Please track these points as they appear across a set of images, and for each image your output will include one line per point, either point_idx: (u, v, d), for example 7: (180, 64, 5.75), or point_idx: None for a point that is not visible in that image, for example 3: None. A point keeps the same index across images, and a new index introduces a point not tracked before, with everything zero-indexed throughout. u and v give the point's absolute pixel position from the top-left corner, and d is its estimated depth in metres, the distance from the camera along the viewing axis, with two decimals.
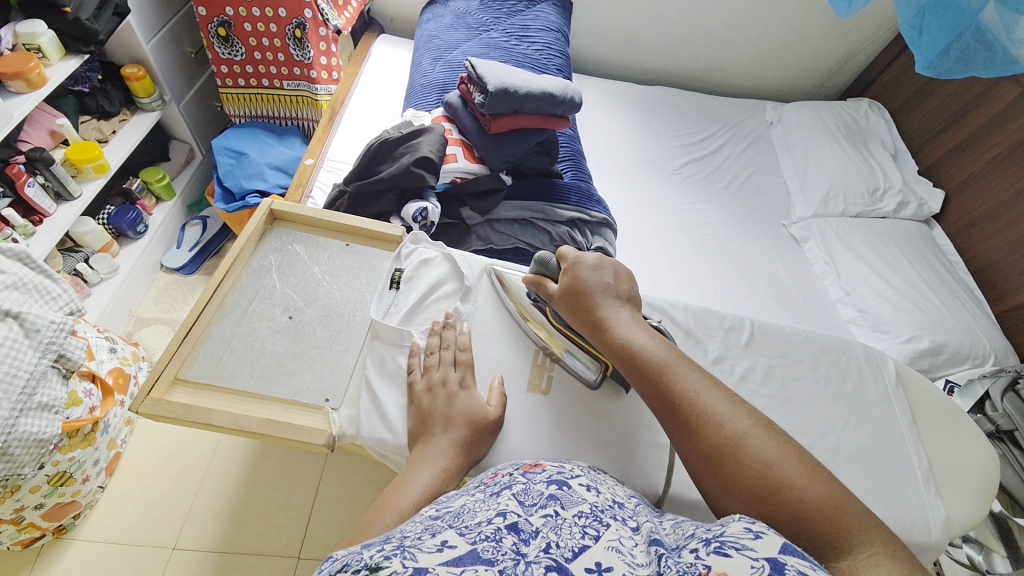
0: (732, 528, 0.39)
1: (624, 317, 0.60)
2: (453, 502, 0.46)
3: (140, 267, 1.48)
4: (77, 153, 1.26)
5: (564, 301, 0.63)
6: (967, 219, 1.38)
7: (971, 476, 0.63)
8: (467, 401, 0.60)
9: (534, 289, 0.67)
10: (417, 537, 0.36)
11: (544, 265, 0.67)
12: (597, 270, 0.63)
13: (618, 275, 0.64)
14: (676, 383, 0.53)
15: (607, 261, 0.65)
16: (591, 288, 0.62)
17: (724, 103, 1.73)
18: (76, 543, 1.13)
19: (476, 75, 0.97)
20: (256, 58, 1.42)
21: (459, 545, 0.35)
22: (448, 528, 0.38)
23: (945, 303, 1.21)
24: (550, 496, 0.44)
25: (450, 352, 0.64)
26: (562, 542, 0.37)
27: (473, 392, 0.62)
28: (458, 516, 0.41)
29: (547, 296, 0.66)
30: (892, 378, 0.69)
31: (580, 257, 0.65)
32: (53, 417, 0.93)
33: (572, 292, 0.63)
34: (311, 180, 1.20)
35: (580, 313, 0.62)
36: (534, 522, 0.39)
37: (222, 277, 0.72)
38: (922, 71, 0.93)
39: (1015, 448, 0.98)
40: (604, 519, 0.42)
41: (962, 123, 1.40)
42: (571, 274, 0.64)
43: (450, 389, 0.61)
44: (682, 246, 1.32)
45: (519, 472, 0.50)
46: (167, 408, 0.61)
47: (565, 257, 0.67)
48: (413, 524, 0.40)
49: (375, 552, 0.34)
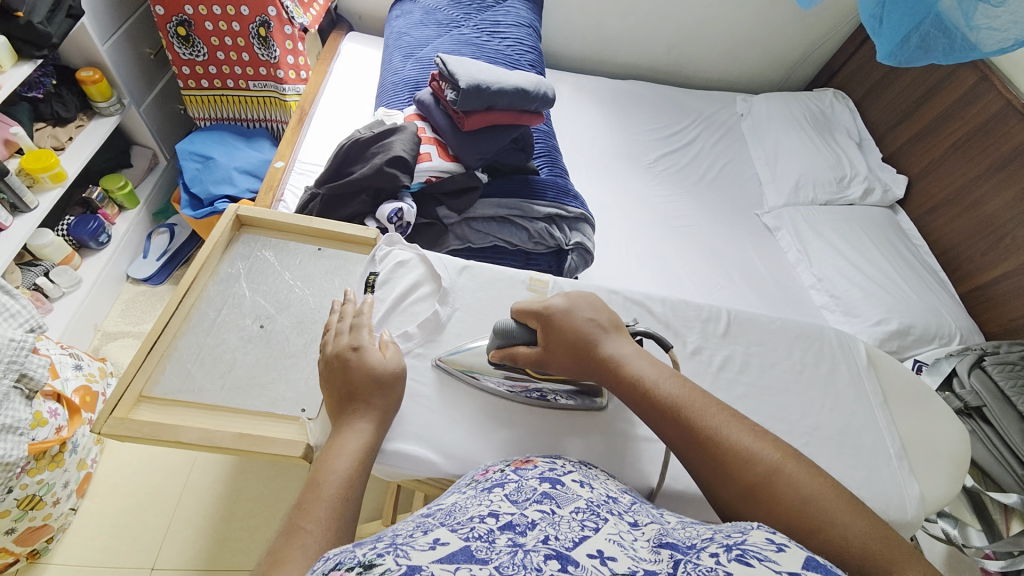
0: (753, 537, 0.38)
1: (630, 353, 0.60)
2: (445, 499, 0.46)
3: (104, 279, 1.42)
4: (31, 162, 1.20)
5: (558, 354, 0.61)
6: (930, 203, 1.43)
7: (942, 453, 0.65)
8: (358, 361, 0.56)
9: (508, 361, 0.63)
10: (408, 536, 0.37)
11: (508, 334, 0.63)
12: (576, 316, 0.62)
13: (594, 310, 0.63)
14: (698, 421, 0.53)
15: (578, 300, 0.64)
16: (584, 333, 0.61)
17: (696, 95, 1.76)
18: (50, 567, 1.08)
19: (448, 72, 0.96)
20: (219, 58, 1.37)
21: (452, 542, 0.35)
22: (439, 526, 0.38)
23: (911, 285, 1.25)
24: (544, 493, 0.44)
25: (347, 317, 0.61)
26: (561, 535, 0.38)
27: (365, 348, 0.57)
28: (450, 513, 0.41)
29: (529, 361, 0.62)
30: (864, 360, 0.71)
31: (549, 307, 0.63)
32: (19, 439, 0.89)
33: (562, 344, 0.61)
34: (282, 183, 1.17)
35: (581, 362, 0.61)
36: (529, 517, 0.40)
37: (188, 286, 0.69)
38: (883, 60, 0.96)
39: (985, 424, 1.01)
40: (602, 513, 0.42)
41: (924, 109, 1.45)
42: (552, 327, 0.62)
43: (343, 354, 0.57)
44: (659, 239, 1.34)
45: (510, 469, 0.50)
46: (131, 428, 0.58)
47: (528, 311, 0.64)
48: (405, 524, 0.40)
49: (368, 549, 0.34)
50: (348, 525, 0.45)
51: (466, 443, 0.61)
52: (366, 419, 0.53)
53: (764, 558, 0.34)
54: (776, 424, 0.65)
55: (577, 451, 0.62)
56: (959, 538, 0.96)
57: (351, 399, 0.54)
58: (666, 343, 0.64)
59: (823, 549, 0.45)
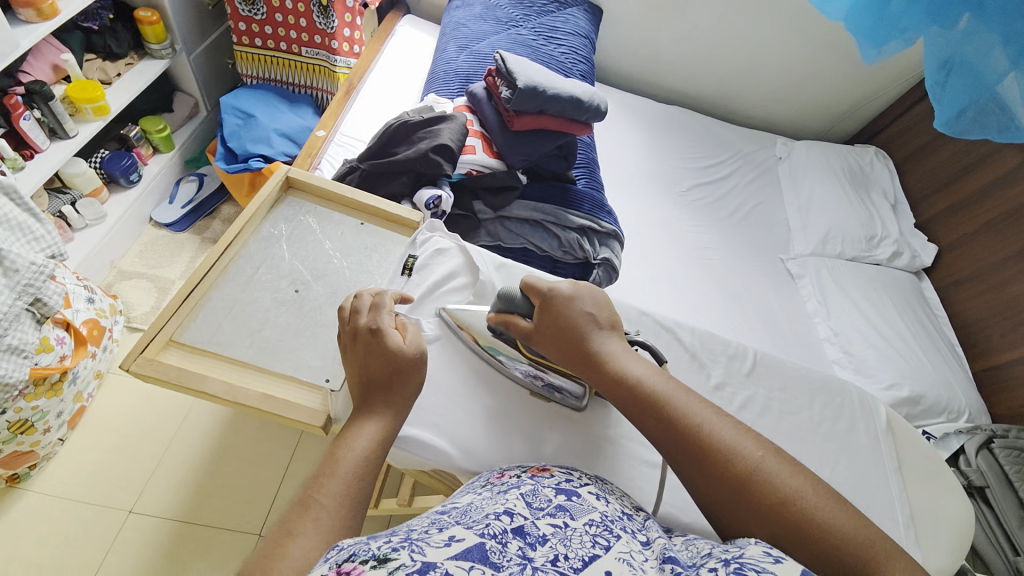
0: (750, 550, 0.39)
1: (621, 352, 0.57)
2: (460, 499, 0.45)
3: (129, 218, 1.43)
4: (78, 91, 1.21)
5: (546, 337, 0.59)
6: (956, 276, 1.42)
7: (946, 526, 0.65)
8: (378, 343, 0.54)
9: (504, 328, 0.62)
10: (423, 532, 0.36)
11: (510, 302, 0.62)
12: (575, 306, 0.59)
13: (598, 303, 0.61)
14: (682, 417, 0.51)
15: (580, 289, 0.61)
16: (579, 324, 0.58)
17: (738, 132, 1.75)
18: (30, 495, 1.09)
19: (506, 70, 0.96)
20: (276, 20, 1.37)
21: (467, 538, 0.35)
22: (454, 524, 0.38)
23: (927, 354, 1.25)
24: (558, 505, 0.43)
25: (367, 295, 0.59)
26: (571, 552, 0.37)
27: (387, 331, 0.55)
28: (465, 513, 0.41)
29: (522, 336, 0.61)
30: (883, 424, 0.70)
31: (552, 289, 0.60)
32: (21, 362, 0.89)
33: (555, 331, 0.59)
34: (321, 152, 1.17)
35: (573, 356, 0.58)
36: (542, 528, 0.39)
37: (230, 240, 0.69)
38: (938, 127, 0.95)
39: (984, 505, 1.02)
40: (615, 530, 0.42)
41: (962, 182, 1.44)
42: (548, 310, 0.60)
43: (364, 335, 0.55)
44: (683, 267, 1.33)
45: (527, 475, 0.49)
46: (159, 369, 0.58)
47: (534, 286, 0.62)
48: (419, 519, 0.40)
49: (382, 543, 0.34)
50: (362, 504, 0.45)
51: (480, 441, 0.60)
52: (387, 400, 0.52)
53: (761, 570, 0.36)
54: None
55: (591, 467, 0.61)
56: None
57: (372, 380, 0.53)
58: (660, 359, 0.62)
59: (811, 543, 0.44)
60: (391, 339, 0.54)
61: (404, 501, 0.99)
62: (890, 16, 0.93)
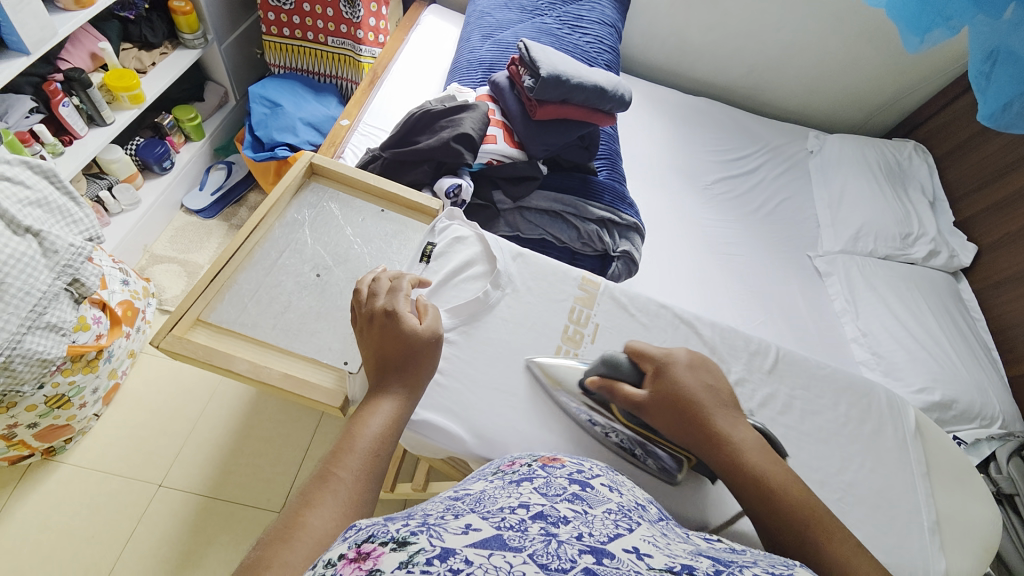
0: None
1: (731, 432, 0.55)
2: (472, 486, 0.46)
3: (162, 204, 1.47)
4: (115, 80, 1.25)
5: (661, 408, 0.56)
6: (997, 278, 1.35)
7: (976, 536, 0.62)
8: (394, 326, 0.55)
9: (607, 393, 0.59)
10: (440, 517, 0.36)
11: (616, 368, 0.60)
12: (695, 377, 0.58)
13: (716, 378, 0.59)
14: (824, 542, 0.48)
15: (698, 360, 0.60)
16: (699, 396, 0.56)
17: (767, 124, 1.70)
18: (65, 466, 1.14)
19: (529, 58, 0.94)
20: (304, 10, 1.39)
21: (483, 529, 0.35)
22: (471, 512, 0.38)
23: (962, 358, 1.19)
24: (574, 494, 0.44)
25: (385, 279, 0.60)
26: (594, 530, 0.37)
27: (403, 314, 0.56)
28: (480, 501, 0.41)
29: (629, 402, 0.57)
30: (911, 427, 0.68)
31: (669, 356, 0.60)
32: (59, 339, 0.93)
33: (673, 401, 0.56)
34: (345, 141, 1.19)
35: (684, 427, 0.56)
36: (562, 512, 0.39)
37: (256, 224, 0.70)
38: (982, 121, 0.91)
39: (1014, 513, 0.98)
40: (635, 517, 0.42)
41: (1009, 179, 1.37)
42: (665, 378, 0.58)
43: (381, 318, 0.56)
44: (706, 262, 1.31)
45: (538, 464, 0.49)
46: (187, 347, 0.60)
47: (644, 353, 0.60)
48: (435, 505, 0.40)
49: (400, 526, 0.34)
50: (377, 481, 0.46)
51: (497, 428, 0.60)
52: (402, 379, 0.53)
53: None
54: (809, 472, 0.63)
55: (606, 459, 0.60)
56: None
57: (387, 362, 0.53)
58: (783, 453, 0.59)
59: None
60: (407, 322, 0.55)
61: (418, 487, 1.01)
62: (935, 4, 0.88)
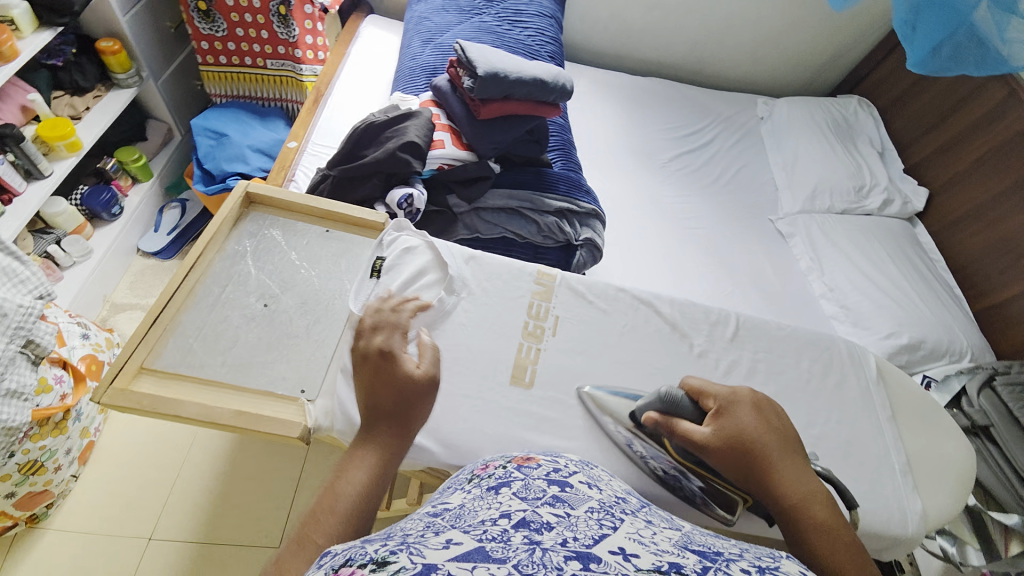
0: (786, 565, 0.32)
1: (790, 475, 0.52)
2: (450, 500, 0.41)
3: (115, 251, 1.43)
4: (48, 130, 1.21)
5: (724, 449, 0.53)
6: (950, 218, 1.39)
7: (946, 470, 0.65)
8: (390, 368, 0.54)
9: (664, 430, 0.55)
10: (419, 535, 0.32)
11: (675, 406, 0.56)
12: (761, 417, 0.56)
13: (782, 421, 0.57)
14: None
15: (763, 403, 0.57)
16: (765, 440, 0.54)
17: (715, 96, 1.73)
18: (50, 532, 1.10)
19: (466, 58, 0.94)
20: (238, 35, 1.35)
21: (466, 542, 0.30)
22: (451, 527, 0.33)
23: (925, 300, 1.22)
24: (554, 495, 0.39)
25: (389, 311, 0.62)
26: (579, 534, 0.32)
27: (403, 357, 0.56)
28: (460, 516, 0.36)
29: (688, 441, 0.54)
30: (873, 373, 0.70)
31: (733, 395, 0.57)
32: (23, 405, 0.90)
33: (736, 443, 0.53)
34: (294, 164, 1.17)
35: (745, 467, 0.53)
36: (545, 517, 0.34)
37: (194, 261, 0.69)
38: (912, 68, 0.94)
39: (990, 443, 0.96)
40: (617, 514, 0.37)
41: (951, 121, 1.41)
42: (727, 418, 0.55)
43: (376, 358, 0.55)
44: (671, 239, 1.32)
45: (513, 466, 0.46)
46: (130, 399, 0.58)
47: (704, 391, 0.58)
48: (413, 523, 0.35)
49: (379, 546, 0.29)
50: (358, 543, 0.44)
51: (466, 433, 0.60)
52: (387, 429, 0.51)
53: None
54: None
55: (579, 449, 0.60)
56: (954, 557, 0.85)
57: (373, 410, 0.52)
58: (846, 500, 0.56)
59: None
60: (404, 365, 0.55)
61: (413, 501, 1.01)
62: None
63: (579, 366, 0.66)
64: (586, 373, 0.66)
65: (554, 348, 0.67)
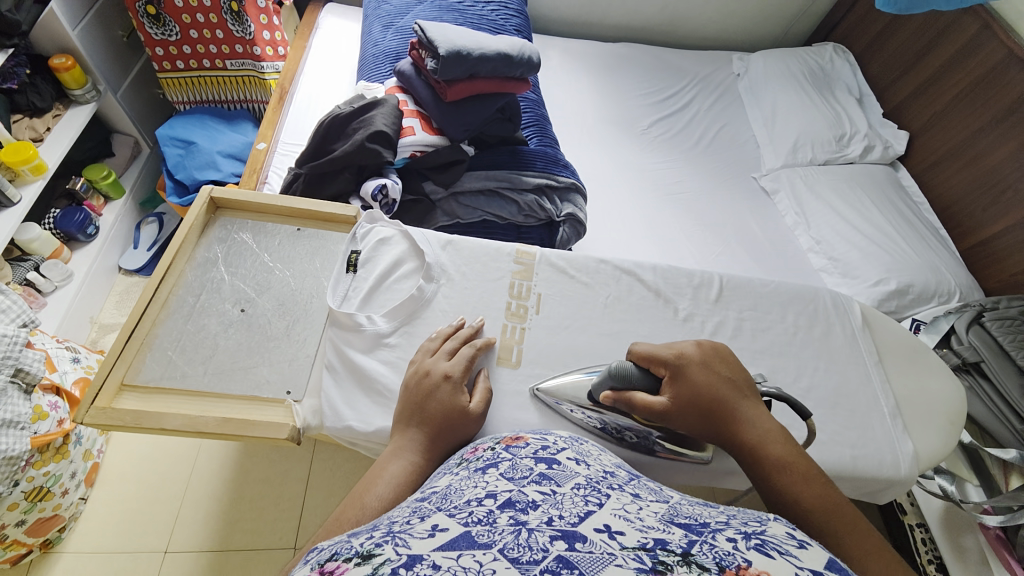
0: (772, 529, 0.32)
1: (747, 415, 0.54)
2: (438, 484, 0.42)
3: (96, 271, 1.41)
4: (10, 155, 1.16)
5: (683, 409, 0.54)
6: (931, 158, 1.38)
7: (937, 410, 0.65)
8: (446, 397, 0.54)
9: (625, 405, 0.55)
10: (405, 522, 0.32)
11: (626, 376, 0.56)
12: (713, 370, 0.56)
13: (731, 368, 0.57)
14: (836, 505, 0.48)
15: (710, 353, 0.58)
16: (719, 390, 0.55)
17: (689, 57, 1.70)
18: (66, 556, 1.10)
19: (426, 39, 0.91)
20: (192, 37, 1.31)
21: (451, 527, 0.30)
22: (437, 511, 0.33)
23: (910, 243, 1.22)
24: (541, 473, 0.39)
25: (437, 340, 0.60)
26: (564, 512, 0.32)
27: (461, 387, 0.56)
28: (446, 497, 0.36)
29: (649, 413, 0.54)
30: (859, 320, 0.70)
31: (681, 355, 0.56)
32: (20, 434, 0.88)
33: (694, 403, 0.54)
34: (266, 165, 1.14)
35: (707, 420, 0.54)
36: (530, 496, 0.34)
37: (164, 272, 0.68)
38: (882, 9, 0.92)
39: (983, 380, 0.92)
40: (604, 489, 0.37)
41: (927, 60, 1.39)
42: (680, 382, 0.55)
43: (433, 381, 0.55)
44: (654, 206, 1.31)
45: (501, 447, 0.46)
46: (113, 416, 0.57)
47: (655, 358, 0.56)
48: (400, 510, 0.36)
49: (364, 540, 0.29)
50: None
51: None
52: (419, 447, 0.52)
53: (784, 551, 0.29)
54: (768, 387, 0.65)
55: (570, 424, 0.61)
56: (955, 494, 0.87)
57: (416, 432, 0.53)
58: (802, 412, 0.55)
59: None
60: (462, 397, 0.55)
61: None
62: None
63: (565, 341, 0.66)
64: (572, 348, 0.66)
65: (538, 326, 0.67)
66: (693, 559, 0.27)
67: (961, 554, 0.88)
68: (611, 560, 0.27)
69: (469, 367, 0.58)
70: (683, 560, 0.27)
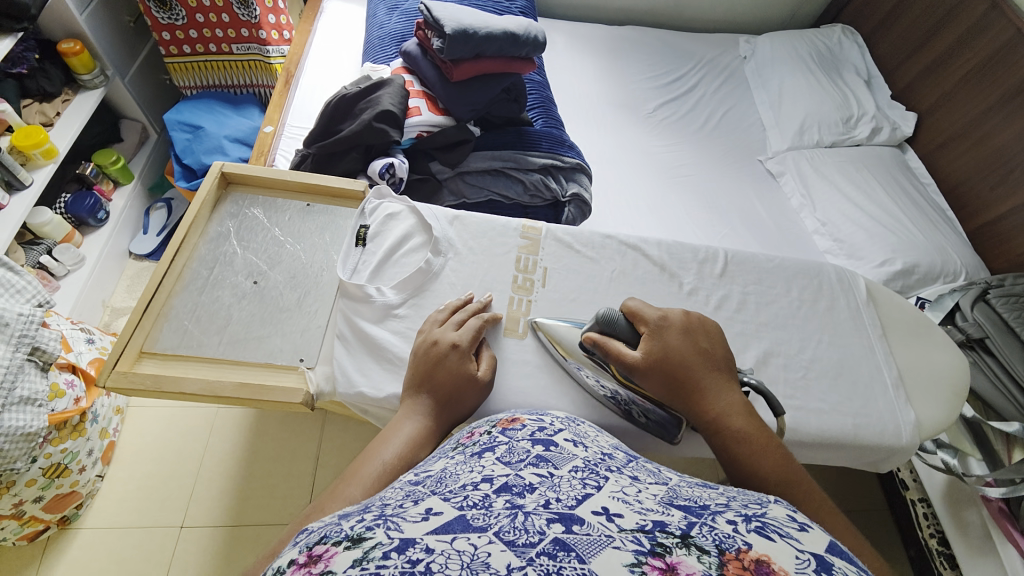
0: (773, 512, 0.33)
1: (718, 389, 0.55)
2: (433, 467, 0.41)
3: (108, 255, 1.43)
4: (21, 139, 1.17)
5: (657, 369, 0.55)
6: (938, 139, 1.37)
7: (939, 379, 0.66)
8: (455, 364, 0.56)
9: (601, 351, 0.57)
10: (399, 505, 0.32)
11: (612, 325, 0.58)
12: (691, 338, 0.57)
13: (712, 341, 0.58)
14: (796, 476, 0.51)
15: (694, 323, 0.59)
16: (692, 361, 0.56)
17: (695, 39, 1.69)
18: (83, 531, 1.13)
19: (432, 18, 0.90)
20: (198, 21, 1.31)
21: (446, 511, 0.30)
22: (431, 495, 0.33)
23: (916, 223, 1.22)
24: (538, 456, 0.40)
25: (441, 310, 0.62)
26: (562, 494, 0.33)
27: (469, 355, 0.57)
28: (442, 481, 0.36)
29: (623, 364, 0.55)
30: (863, 295, 0.71)
31: (665, 317, 0.58)
32: (38, 410, 0.91)
33: (665, 365, 0.55)
34: (273, 148, 1.15)
35: (674, 389, 0.55)
36: (527, 479, 0.35)
37: (179, 245, 0.69)
38: None
39: (987, 355, 0.93)
40: (602, 472, 0.38)
41: (937, 39, 1.37)
42: (661, 339, 0.57)
43: (442, 349, 0.57)
44: (661, 188, 1.31)
45: (498, 430, 0.46)
46: (135, 380, 0.59)
47: (640, 314, 0.59)
48: (393, 492, 0.36)
49: (356, 522, 0.29)
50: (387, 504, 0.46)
51: None
52: (427, 409, 0.54)
53: (785, 535, 0.30)
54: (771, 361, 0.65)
55: (573, 394, 0.62)
56: (958, 468, 0.86)
57: (425, 397, 0.55)
58: (776, 409, 0.57)
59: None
60: (470, 365, 0.57)
61: None
62: None
63: (570, 313, 0.67)
64: (578, 320, 0.67)
65: (544, 298, 0.68)
66: (692, 541, 0.29)
67: (964, 528, 0.90)
68: (609, 542, 0.28)
69: (476, 337, 0.59)
70: (682, 542, 0.28)
